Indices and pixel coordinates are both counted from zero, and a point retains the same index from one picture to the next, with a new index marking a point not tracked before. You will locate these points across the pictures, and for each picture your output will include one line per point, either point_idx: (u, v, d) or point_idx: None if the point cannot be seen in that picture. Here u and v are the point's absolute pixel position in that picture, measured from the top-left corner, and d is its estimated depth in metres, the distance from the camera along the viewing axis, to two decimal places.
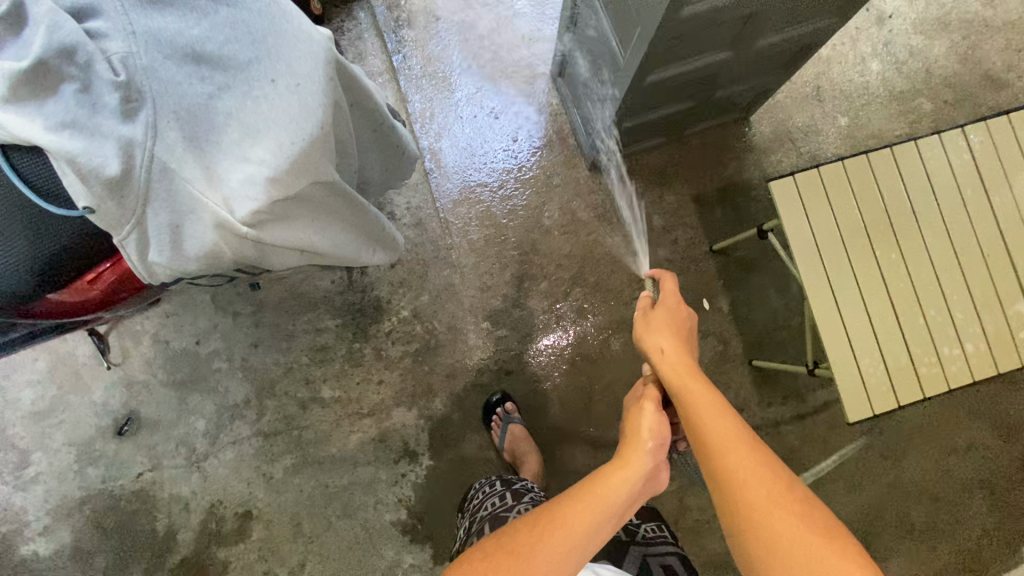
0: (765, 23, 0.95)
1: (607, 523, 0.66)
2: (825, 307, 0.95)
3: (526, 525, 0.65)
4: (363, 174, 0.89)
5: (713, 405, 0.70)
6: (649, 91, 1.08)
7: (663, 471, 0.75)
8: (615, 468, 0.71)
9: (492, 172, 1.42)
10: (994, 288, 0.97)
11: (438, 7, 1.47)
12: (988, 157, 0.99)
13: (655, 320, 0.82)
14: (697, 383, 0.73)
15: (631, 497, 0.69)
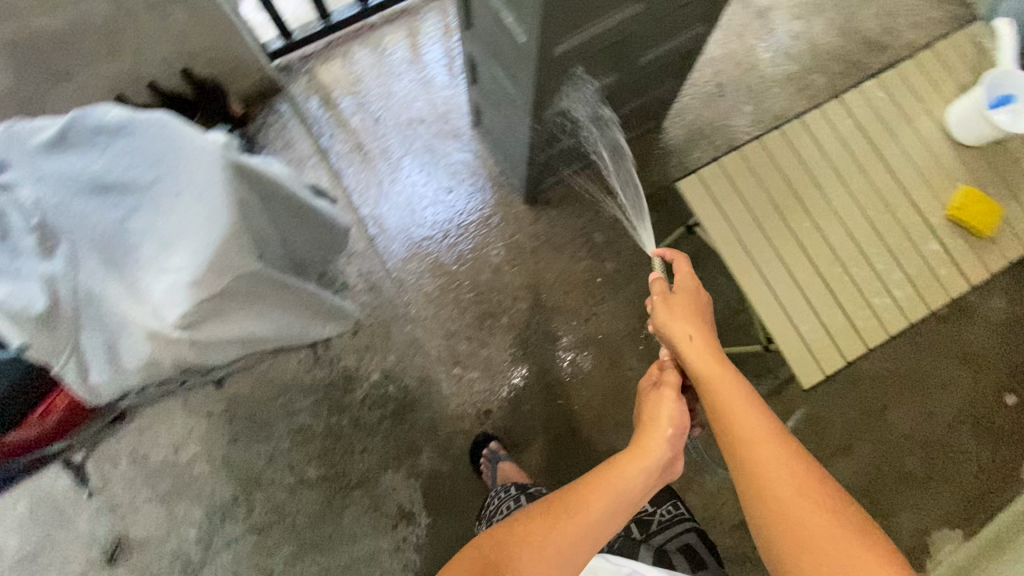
0: (637, 44, 1.03)
1: (624, 511, 0.68)
2: (755, 285, 1.00)
3: (540, 511, 0.65)
4: (296, 255, 0.93)
5: (735, 393, 0.73)
6: (553, 122, 1.16)
7: (680, 460, 0.77)
8: (636, 455, 0.72)
9: (435, 224, 1.48)
10: (906, 234, 1.02)
11: (354, 85, 1.56)
12: (869, 119, 1.07)
13: (675, 305, 0.83)
14: (721, 371, 0.75)
15: (648, 485, 0.71)
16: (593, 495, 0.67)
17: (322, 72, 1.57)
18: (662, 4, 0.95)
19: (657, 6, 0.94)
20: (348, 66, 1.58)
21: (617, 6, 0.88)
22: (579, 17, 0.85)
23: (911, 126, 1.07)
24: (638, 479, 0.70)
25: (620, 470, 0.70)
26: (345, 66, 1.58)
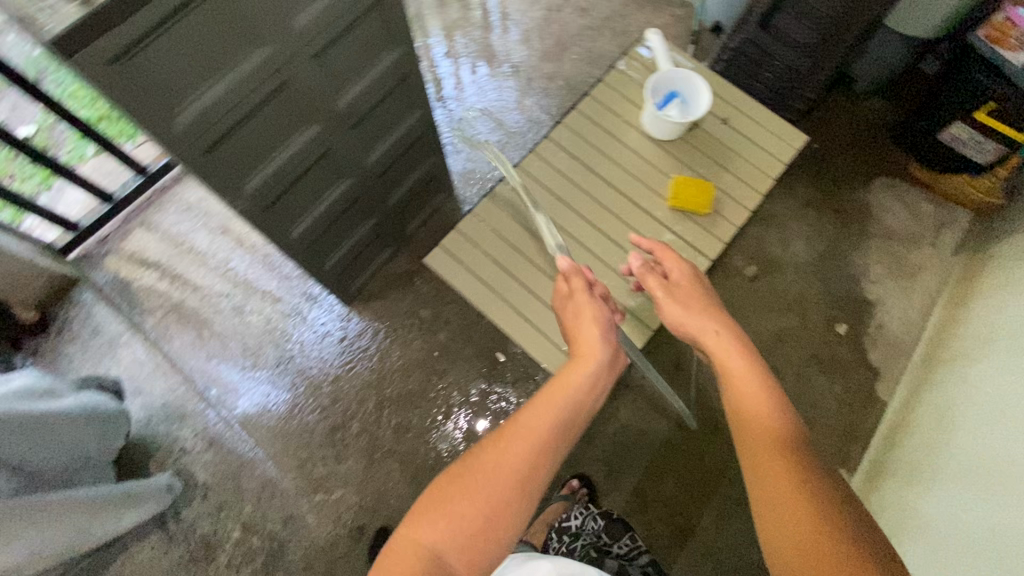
0: (351, 152, 1.10)
1: (569, 415, 0.86)
2: None
3: (489, 440, 0.81)
4: (67, 460, 1.02)
5: (747, 378, 0.83)
6: (316, 240, 1.20)
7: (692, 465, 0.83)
8: (558, 392, 0.88)
9: (264, 356, 1.48)
10: (641, 232, 1.13)
11: (157, 250, 1.59)
12: (579, 145, 1.20)
13: (681, 293, 0.97)
14: (737, 353, 0.86)
15: (576, 420, 0.87)
16: (527, 430, 0.81)
17: (121, 247, 1.59)
18: (344, 116, 1.03)
19: (338, 119, 1.02)
20: (147, 234, 1.61)
21: (288, 136, 0.95)
22: (250, 158, 0.91)
23: (616, 139, 1.20)
24: (553, 419, 0.84)
25: (550, 402, 0.86)
26: (143, 235, 1.61)
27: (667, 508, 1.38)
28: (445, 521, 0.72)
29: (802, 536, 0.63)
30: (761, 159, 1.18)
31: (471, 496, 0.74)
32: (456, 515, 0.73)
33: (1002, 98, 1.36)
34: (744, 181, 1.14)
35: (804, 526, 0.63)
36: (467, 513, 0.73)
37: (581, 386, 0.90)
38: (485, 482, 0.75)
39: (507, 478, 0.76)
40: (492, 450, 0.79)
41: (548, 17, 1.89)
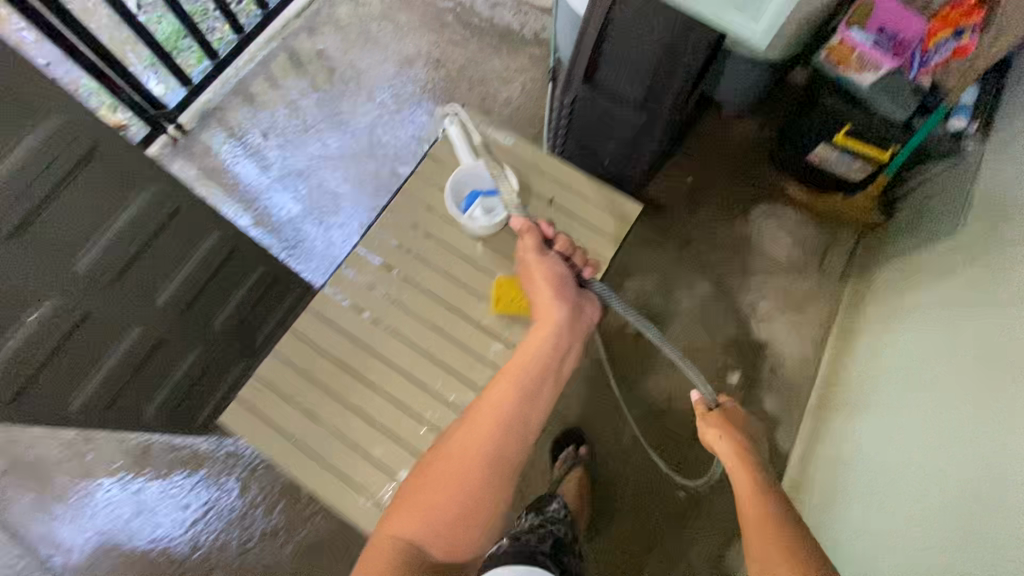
0: (125, 302, 0.97)
1: (522, 390, 0.88)
2: (336, 489, 0.92)
3: (463, 427, 0.86)
4: None
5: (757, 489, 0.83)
6: (114, 398, 1.05)
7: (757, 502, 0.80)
8: (516, 369, 0.89)
9: (113, 509, 1.33)
10: (465, 349, 0.98)
11: None
12: (392, 253, 1.04)
13: (712, 421, 0.95)
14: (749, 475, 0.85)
15: (537, 388, 0.88)
16: (488, 415, 0.86)
17: None
18: (95, 276, 0.89)
19: (86, 282, 0.88)
20: None
21: (13, 324, 0.80)
22: None
23: (434, 237, 1.05)
24: (509, 405, 0.87)
25: (512, 385, 0.88)
26: None
27: None
28: (419, 517, 0.81)
29: (781, 514, 0.78)
30: (593, 241, 1.05)
31: (437, 485, 0.83)
32: (428, 507, 0.81)
33: (856, 120, 1.27)
34: None
35: (761, 530, 0.76)
36: (440, 505, 0.82)
37: (539, 356, 0.90)
38: (449, 480, 0.83)
39: (473, 462, 0.83)
40: (457, 444, 0.85)
41: (402, 76, 1.80)
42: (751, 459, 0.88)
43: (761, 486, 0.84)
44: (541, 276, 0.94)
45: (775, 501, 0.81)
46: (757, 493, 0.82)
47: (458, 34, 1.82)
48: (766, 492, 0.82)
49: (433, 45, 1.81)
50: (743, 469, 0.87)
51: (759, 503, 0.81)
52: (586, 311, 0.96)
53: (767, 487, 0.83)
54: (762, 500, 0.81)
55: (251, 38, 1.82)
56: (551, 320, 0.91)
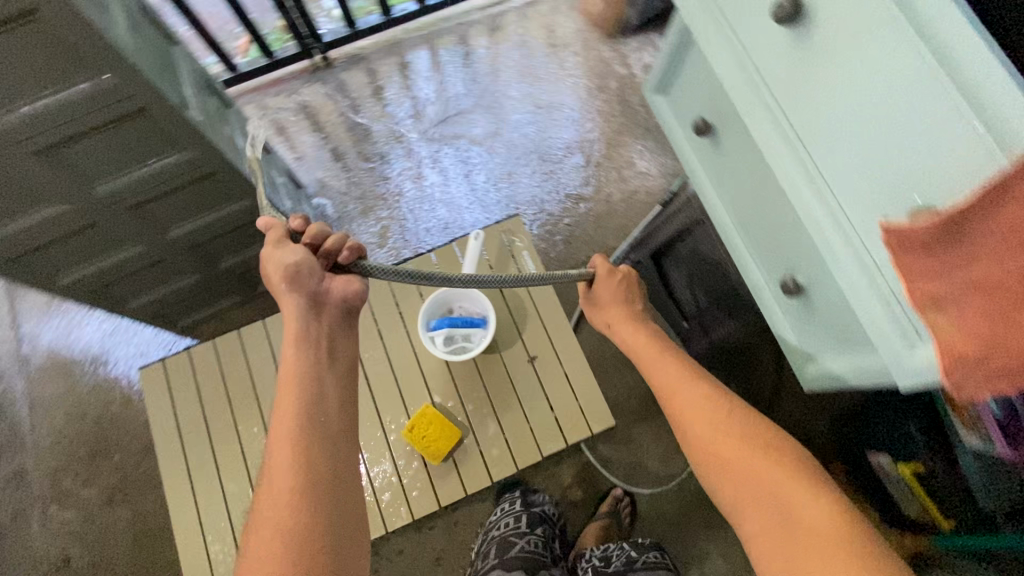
0: (132, 228, 1.04)
1: (305, 393, 0.72)
2: (179, 499, 0.93)
3: (266, 475, 0.68)
4: None
5: (704, 403, 0.80)
6: (98, 288, 1.15)
7: (712, 428, 0.77)
8: (292, 380, 0.73)
9: (84, 350, 1.46)
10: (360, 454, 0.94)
11: None
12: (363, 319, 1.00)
13: (602, 299, 0.98)
14: (688, 383, 0.83)
15: (328, 375, 0.75)
16: (285, 432, 0.69)
17: None
18: (109, 202, 0.95)
19: (97, 203, 0.94)
20: None
21: (18, 213, 0.89)
22: None
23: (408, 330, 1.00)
24: (299, 391, 0.72)
25: (286, 398, 0.71)
26: None
27: None
28: (272, 558, 0.62)
29: (776, 476, 0.71)
30: (548, 425, 0.95)
31: (274, 531, 0.63)
32: (275, 549, 0.62)
33: (930, 468, 1.01)
34: (506, 444, 0.94)
35: (777, 503, 0.69)
36: (276, 555, 0.62)
37: (323, 350, 0.77)
38: (278, 508, 0.65)
39: (298, 477, 0.66)
40: (264, 502, 0.67)
41: (533, 117, 1.74)
42: (719, 409, 0.79)
43: (738, 435, 0.76)
44: (287, 285, 0.74)
45: (759, 453, 0.73)
46: (735, 436, 0.76)
47: (606, 107, 1.73)
48: (748, 448, 0.74)
49: (578, 104, 1.74)
50: (709, 434, 0.77)
51: (754, 463, 0.73)
52: (336, 289, 0.77)
53: (747, 440, 0.75)
54: (753, 464, 0.73)
55: (430, 11, 1.83)
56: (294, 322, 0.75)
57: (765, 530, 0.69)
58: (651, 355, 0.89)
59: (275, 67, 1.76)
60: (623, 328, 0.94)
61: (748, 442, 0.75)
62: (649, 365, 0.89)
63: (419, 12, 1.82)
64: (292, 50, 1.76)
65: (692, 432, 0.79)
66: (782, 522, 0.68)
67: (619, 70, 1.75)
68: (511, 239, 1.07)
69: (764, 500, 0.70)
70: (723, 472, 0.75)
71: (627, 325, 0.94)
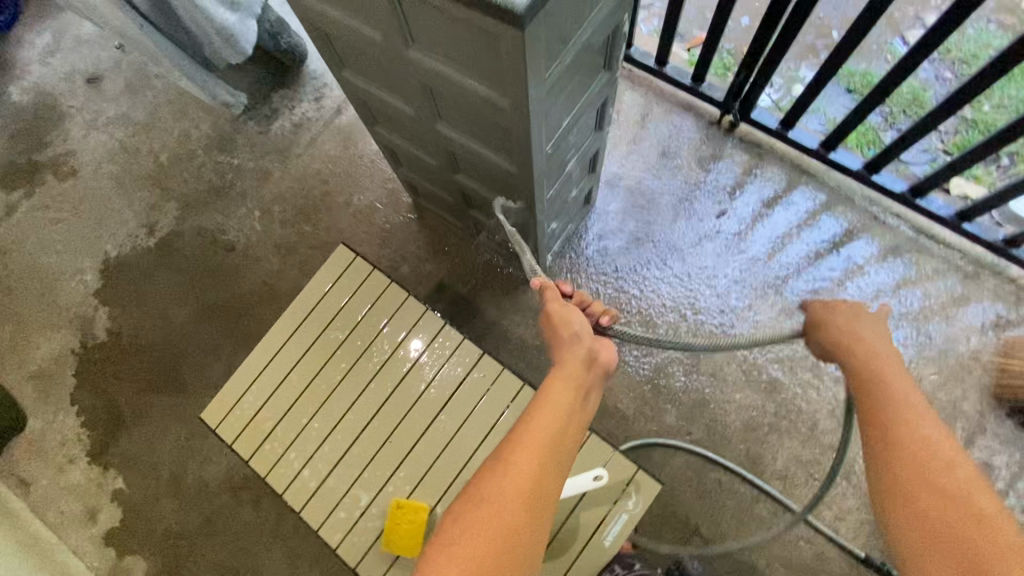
0: (441, 151, 1.09)
1: (562, 412, 0.71)
2: (265, 349, 1.07)
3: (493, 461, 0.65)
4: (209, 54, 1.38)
5: (912, 417, 0.64)
6: (394, 148, 1.27)
7: (913, 444, 0.61)
8: (554, 404, 0.71)
9: (368, 145, 1.69)
10: (363, 467, 0.99)
11: None
12: (470, 392, 1.01)
13: (824, 291, 0.85)
14: (885, 385, 0.69)
15: (576, 413, 0.72)
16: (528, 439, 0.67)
17: None
18: (441, 133, 1.00)
19: (433, 127, 0.99)
20: None
21: (387, 88, 0.97)
22: (352, 64, 0.97)
23: (483, 439, 0.98)
24: (558, 407, 0.71)
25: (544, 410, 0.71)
26: None
27: (235, 530, 1.45)
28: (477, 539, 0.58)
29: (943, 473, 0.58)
30: None
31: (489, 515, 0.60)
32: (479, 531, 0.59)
33: None
34: None
35: (925, 488, 0.58)
36: (479, 545, 0.58)
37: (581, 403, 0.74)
38: (496, 510, 0.60)
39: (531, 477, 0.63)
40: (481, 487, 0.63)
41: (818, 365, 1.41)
42: (888, 391, 0.68)
43: (912, 430, 0.63)
44: (566, 335, 0.82)
45: (916, 449, 0.61)
46: (927, 431, 0.62)
47: None
48: (915, 437, 0.62)
49: None
50: (868, 408, 0.68)
51: (908, 449, 0.61)
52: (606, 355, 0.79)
53: (913, 432, 0.63)
54: (907, 444, 0.62)
55: (862, 180, 1.53)
56: (570, 362, 0.77)
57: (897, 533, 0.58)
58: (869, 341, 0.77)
59: (690, 92, 1.64)
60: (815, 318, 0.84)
61: (929, 458, 0.60)
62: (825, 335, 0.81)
63: (851, 172, 1.53)
64: (717, 95, 1.60)
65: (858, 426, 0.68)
66: (935, 535, 0.55)
67: (949, 434, 1.35)
68: (626, 494, 0.93)
69: (938, 490, 0.57)
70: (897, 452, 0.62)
71: (827, 316, 0.82)
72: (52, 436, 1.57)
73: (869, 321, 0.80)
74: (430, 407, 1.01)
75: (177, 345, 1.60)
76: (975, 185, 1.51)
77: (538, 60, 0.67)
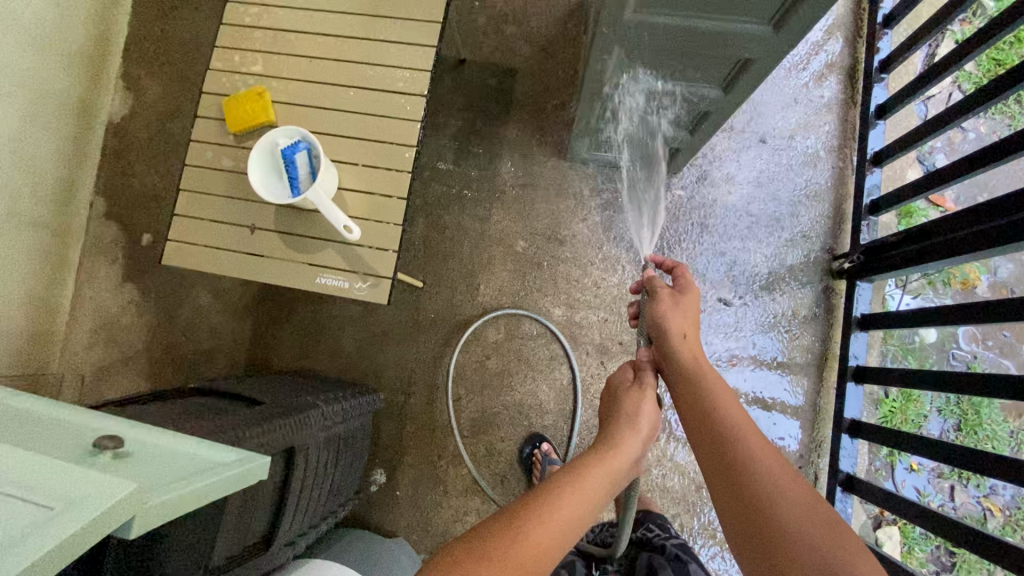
0: None
1: (592, 492, 0.71)
2: None
3: (501, 517, 0.65)
4: None
5: (745, 436, 0.70)
6: None
7: (751, 470, 0.67)
8: (584, 482, 0.71)
9: None
10: (279, 52, 1.03)
11: None
12: (382, 103, 0.99)
13: (678, 299, 0.88)
14: (712, 417, 0.73)
15: (604, 498, 0.73)
16: (555, 519, 0.66)
17: None
18: None
19: None
20: None
21: None
22: None
23: (348, 135, 0.98)
24: (591, 487, 0.72)
25: (584, 480, 0.72)
26: None
27: None
28: None
29: (781, 479, 0.66)
30: (201, 204, 1.01)
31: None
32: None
33: None
34: (209, 159, 1.01)
35: (767, 490, 0.65)
36: None
37: (615, 484, 0.75)
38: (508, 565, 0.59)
39: (551, 550, 0.64)
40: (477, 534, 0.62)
41: None
42: (722, 413, 0.73)
43: (744, 440, 0.70)
44: (633, 428, 0.80)
45: (746, 455, 0.68)
46: (746, 439, 0.70)
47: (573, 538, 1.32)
48: (745, 443, 0.70)
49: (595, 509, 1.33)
50: (702, 422, 0.74)
51: (742, 462, 0.68)
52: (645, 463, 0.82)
53: (741, 443, 0.70)
54: (745, 459, 0.68)
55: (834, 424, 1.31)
56: (626, 460, 0.77)
57: (744, 547, 0.64)
58: (699, 351, 0.83)
59: (852, 212, 1.37)
60: (663, 305, 0.86)
61: (751, 470, 0.67)
62: (662, 324, 0.85)
63: (838, 411, 1.30)
64: (864, 237, 1.32)
65: (701, 455, 0.73)
66: (791, 542, 0.61)
67: None
68: (359, 279, 0.95)
69: (768, 502, 0.64)
70: (733, 482, 0.67)
71: (672, 307, 0.86)
72: None
73: (696, 311, 0.88)
74: (351, 76, 1.00)
75: None
76: (896, 548, 1.30)
77: None
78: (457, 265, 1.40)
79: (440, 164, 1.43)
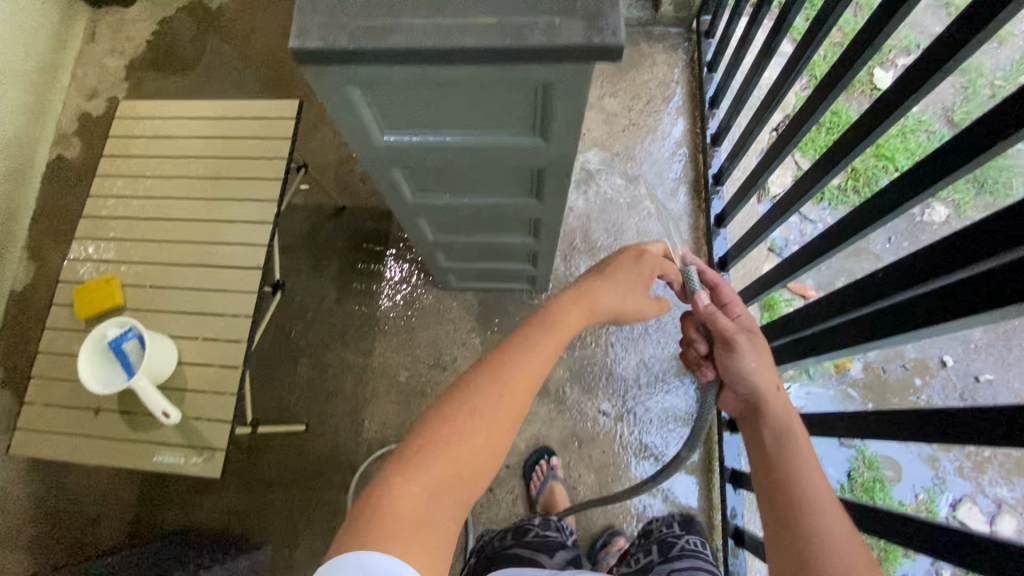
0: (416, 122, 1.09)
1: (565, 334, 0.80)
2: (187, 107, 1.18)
3: (488, 382, 0.70)
4: None
5: (815, 488, 0.67)
6: None
7: (811, 515, 0.64)
8: (564, 323, 0.80)
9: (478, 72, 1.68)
10: (132, 237, 1.11)
11: (659, 80, 1.66)
12: (220, 279, 1.06)
13: (754, 345, 0.80)
14: (785, 465, 0.70)
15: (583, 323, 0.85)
16: (525, 370, 0.73)
17: (678, 66, 1.67)
18: None
19: None
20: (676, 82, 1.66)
21: None
22: None
23: (189, 311, 1.04)
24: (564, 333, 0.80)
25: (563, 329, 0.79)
26: (675, 79, 1.66)
27: None
28: (457, 458, 0.64)
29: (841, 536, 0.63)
30: (51, 390, 1.04)
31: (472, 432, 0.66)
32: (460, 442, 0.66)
33: None
34: (61, 344, 1.06)
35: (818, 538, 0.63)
36: (463, 438, 0.66)
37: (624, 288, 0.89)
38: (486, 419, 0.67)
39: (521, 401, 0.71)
40: (466, 391, 0.70)
41: None
42: (794, 464, 0.69)
43: (812, 494, 0.66)
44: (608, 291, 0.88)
45: (808, 506, 0.65)
46: (807, 488, 0.67)
47: None
48: (809, 493, 0.66)
49: None
50: (768, 466, 0.71)
51: (799, 509, 0.65)
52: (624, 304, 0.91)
53: (805, 492, 0.66)
54: (806, 509, 0.65)
55: (724, 530, 1.30)
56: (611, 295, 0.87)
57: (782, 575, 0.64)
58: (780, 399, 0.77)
59: None
60: (745, 360, 0.79)
61: (801, 510, 0.65)
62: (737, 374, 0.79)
63: (726, 516, 1.30)
64: None
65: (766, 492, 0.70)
66: None
67: None
68: (196, 452, 0.97)
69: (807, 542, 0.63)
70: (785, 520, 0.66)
71: (752, 359, 0.79)
72: (130, 28, 1.89)
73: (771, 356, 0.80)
74: (194, 256, 1.08)
75: (239, 60, 1.82)
76: None
77: (349, 114, 0.65)
78: (342, 401, 1.42)
79: (324, 302, 1.50)
